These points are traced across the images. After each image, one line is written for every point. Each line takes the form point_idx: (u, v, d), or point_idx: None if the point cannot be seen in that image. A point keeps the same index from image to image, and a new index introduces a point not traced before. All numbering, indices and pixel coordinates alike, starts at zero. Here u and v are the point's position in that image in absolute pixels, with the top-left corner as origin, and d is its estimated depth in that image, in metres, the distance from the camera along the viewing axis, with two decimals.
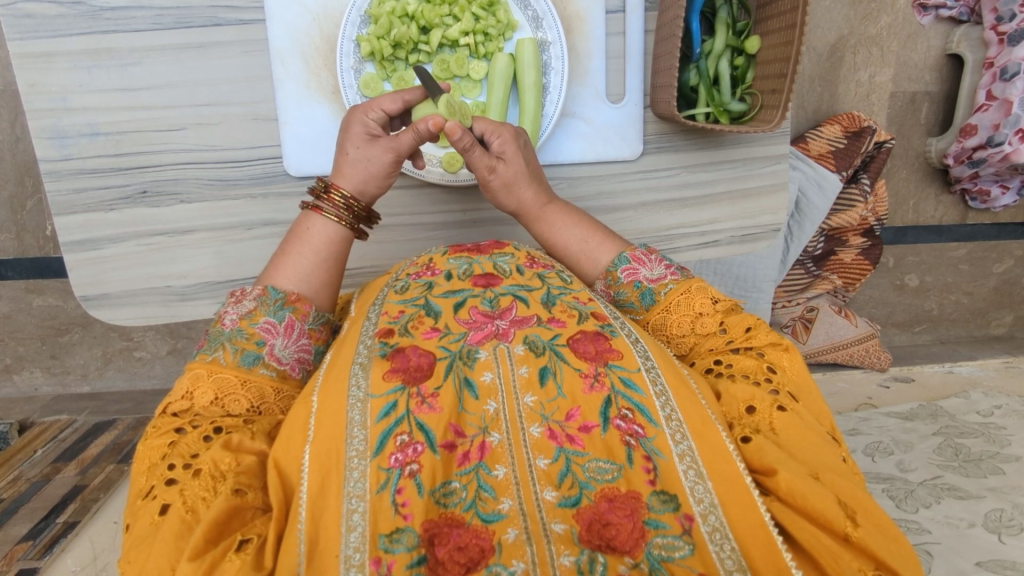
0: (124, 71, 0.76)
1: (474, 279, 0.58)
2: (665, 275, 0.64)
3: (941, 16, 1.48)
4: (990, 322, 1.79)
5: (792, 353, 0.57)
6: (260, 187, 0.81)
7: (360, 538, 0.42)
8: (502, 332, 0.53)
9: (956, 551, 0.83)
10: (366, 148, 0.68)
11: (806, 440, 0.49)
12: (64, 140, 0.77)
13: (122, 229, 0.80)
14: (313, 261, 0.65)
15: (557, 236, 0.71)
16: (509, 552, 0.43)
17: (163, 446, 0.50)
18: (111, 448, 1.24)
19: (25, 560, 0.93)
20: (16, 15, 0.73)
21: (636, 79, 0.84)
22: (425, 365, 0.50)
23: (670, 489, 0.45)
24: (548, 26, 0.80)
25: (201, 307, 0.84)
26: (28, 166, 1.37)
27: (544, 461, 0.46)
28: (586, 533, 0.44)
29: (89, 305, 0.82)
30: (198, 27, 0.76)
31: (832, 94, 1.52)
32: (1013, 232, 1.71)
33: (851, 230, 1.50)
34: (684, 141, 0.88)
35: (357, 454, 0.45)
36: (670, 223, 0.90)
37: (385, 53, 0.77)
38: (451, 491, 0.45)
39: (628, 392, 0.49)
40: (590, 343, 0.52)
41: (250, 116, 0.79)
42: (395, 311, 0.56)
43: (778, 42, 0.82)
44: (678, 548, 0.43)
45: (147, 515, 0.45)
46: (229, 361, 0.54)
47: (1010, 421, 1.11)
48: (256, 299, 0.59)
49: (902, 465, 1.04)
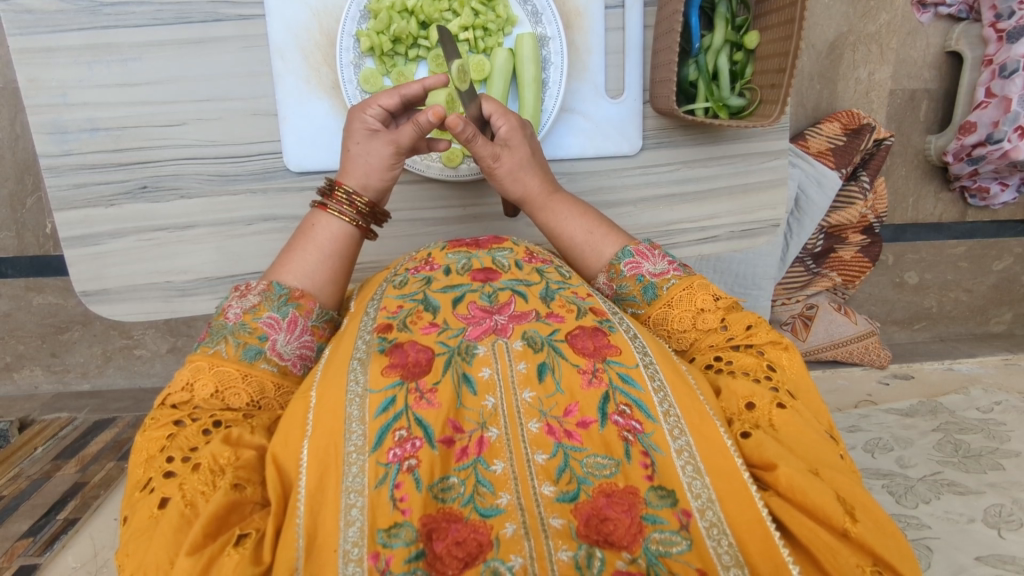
0: (125, 66, 0.76)
1: (472, 274, 0.58)
2: (667, 270, 0.64)
3: (941, 14, 1.49)
4: (990, 320, 1.79)
5: (792, 351, 0.57)
6: (260, 182, 0.81)
7: (359, 532, 0.42)
8: (501, 327, 0.53)
9: (955, 546, 0.83)
10: (366, 143, 0.69)
11: (805, 437, 0.49)
12: (65, 136, 0.77)
13: (122, 224, 0.80)
14: (318, 258, 0.65)
15: (562, 226, 0.71)
16: (507, 546, 0.42)
17: (161, 438, 0.50)
18: (112, 446, 1.24)
19: (26, 556, 0.92)
20: (16, 10, 0.73)
21: (635, 75, 0.84)
22: (424, 361, 0.50)
23: (668, 485, 0.45)
24: (547, 21, 0.80)
25: (201, 303, 0.84)
26: (28, 164, 1.37)
27: (543, 456, 0.46)
28: (585, 528, 0.43)
29: (89, 301, 0.82)
30: (198, 23, 0.77)
31: (831, 92, 1.53)
32: (1012, 230, 1.71)
33: (851, 228, 1.50)
34: (684, 136, 0.88)
35: (356, 449, 0.45)
36: (671, 219, 0.90)
37: (384, 48, 0.77)
38: (449, 486, 0.45)
39: (626, 388, 0.49)
40: (589, 339, 0.53)
41: (250, 112, 0.79)
42: (394, 306, 0.56)
43: (777, 37, 0.82)
44: (676, 543, 0.43)
45: (145, 508, 0.45)
46: (230, 355, 0.54)
47: (1010, 417, 1.11)
48: (261, 294, 0.59)
49: (902, 461, 1.04)
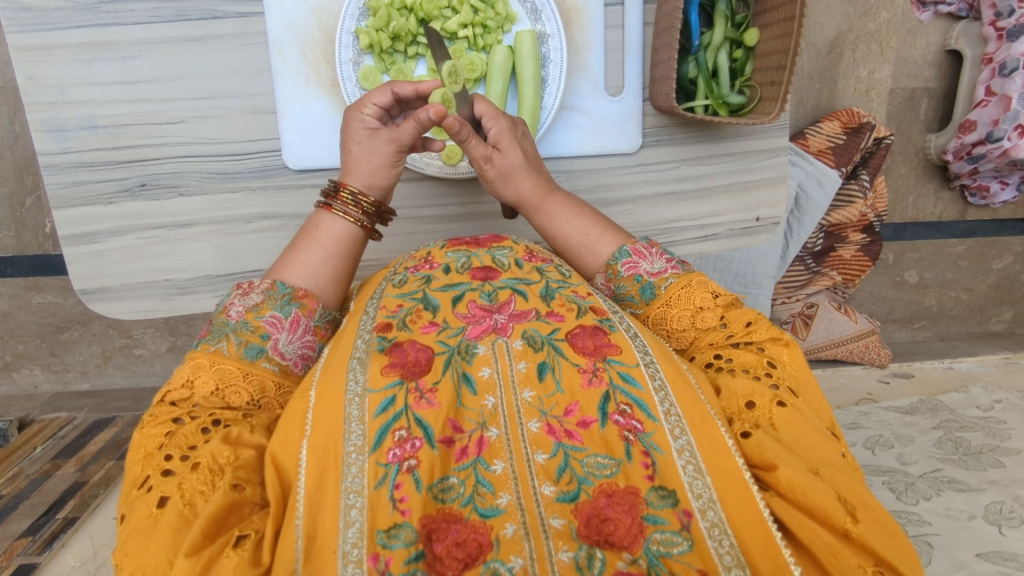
0: (124, 64, 0.76)
1: (472, 272, 0.58)
2: (665, 269, 0.64)
3: (941, 12, 1.49)
4: (990, 318, 1.79)
5: (793, 348, 0.57)
6: (259, 180, 0.81)
7: (359, 533, 0.42)
8: (501, 326, 0.53)
9: (956, 542, 0.83)
10: (368, 143, 0.69)
11: (808, 436, 0.48)
12: (64, 133, 0.77)
13: (121, 222, 0.80)
14: (322, 258, 0.64)
15: (558, 227, 0.71)
16: (507, 547, 0.42)
17: (160, 435, 0.49)
18: (111, 445, 1.23)
19: (25, 555, 0.92)
20: (15, 8, 0.73)
21: (635, 72, 0.84)
22: (423, 360, 0.50)
23: (668, 485, 0.45)
24: (547, 18, 0.80)
25: (200, 301, 0.84)
26: (27, 163, 1.37)
27: (543, 456, 0.46)
28: (585, 528, 0.43)
29: (89, 299, 0.82)
30: (197, 20, 0.76)
31: (831, 90, 1.52)
32: (1013, 229, 1.71)
33: (851, 226, 1.49)
34: (683, 134, 0.88)
35: (355, 449, 0.45)
36: (670, 216, 0.90)
37: (383, 45, 0.77)
38: (449, 486, 0.45)
39: (627, 387, 0.49)
40: (589, 338, 0.52)
41: (249, 109, 0.79)
42: (394, 304, 0.56)
43: (777, 34, 0.82)
44: (677, 544, 0.43)
45: (144, 507, 0.45)
46: (232, 353, 0.54)
47: (1010, 415, 1.11)
48: (264, 292, 0.59)
49: (902, 458, 1.04)
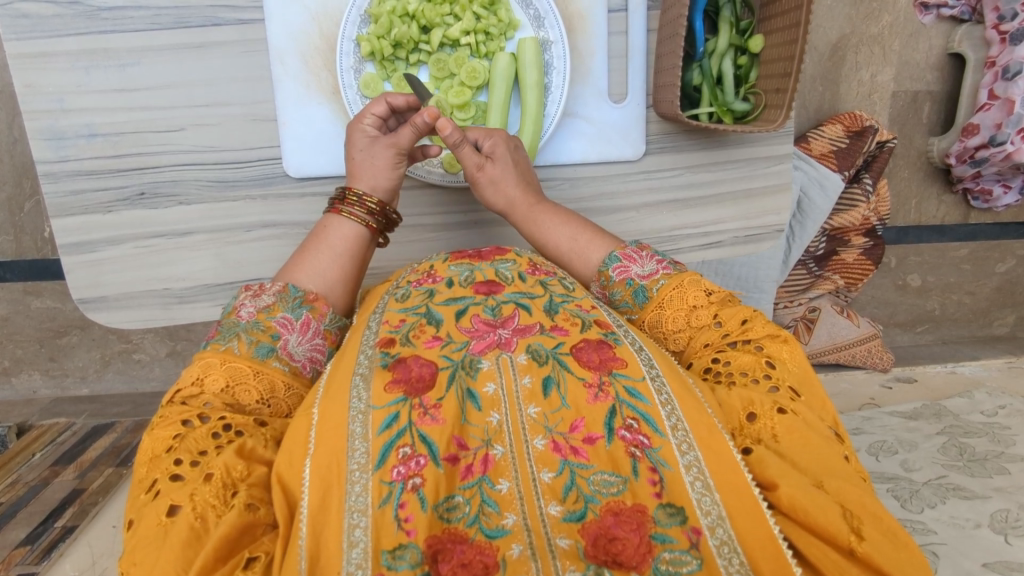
0: (123, 71, 0.75)
1: (475, 286, 0.57)
2: (656, 271, 0.63)
3: (943, 15, 1.48)
4: (993, 322, 1.78)
5: (792, 344, 0.56)
6: (260, 188, 0.81)
7: (362, 554, 0.41)
8: (504, 341, 0.53)
9: (962, 552, 0.83)
10: (370, 150, 0.69)
11: (811, 445, 0.47)
12: (62, 141, 0.76)
13: (120, 231, 0.79)
14: (332, 258, 0.64)
15: (547, 235, 0.71)
16: (514, 567, 0.42)
17: (168, 437, 0.48)
18: (110, 451, 1.22)
19: (24, 564, 0.92)
20: (12, 15, 0.72)
21: (638, 79, 0.83)
22: (427, 376, 0.49)
23: (676, 502, 0.44)
24: (550, 25, 0.79)
25: (200, 310, 0.83)
26: (25, 168, 1.36)
27: (549, 474, 0.46)
28: (592, 548, 0.43)
29: (88, 308, 0.81)
30: (197, 27, 0.76)
31: (833, 94, 1.52)
32: (1016, 232, 1.70)
33: (853, 231, 1.48)
34: (687, 140, 0.87)
35: (358, 467, 0.44)
36: (674, 224, 0.89)
37: (385, 53, 0.77)
38: (454, 505, 0.44)
39: (633, 402, 0.49)
40: (594, 352, 0.52)
41: (249, 117, 0.78)
42: (396, 319, 0.55)
43: (781, 41, 0.81)
44: (686, 563, 0.42)
45: (153, 515, 0.44)
46: (243, 352, 0.54)
47: (1015, 421, 1.10)
48: (275, 294, 0.59)
49: (906, 464, 1.03)
